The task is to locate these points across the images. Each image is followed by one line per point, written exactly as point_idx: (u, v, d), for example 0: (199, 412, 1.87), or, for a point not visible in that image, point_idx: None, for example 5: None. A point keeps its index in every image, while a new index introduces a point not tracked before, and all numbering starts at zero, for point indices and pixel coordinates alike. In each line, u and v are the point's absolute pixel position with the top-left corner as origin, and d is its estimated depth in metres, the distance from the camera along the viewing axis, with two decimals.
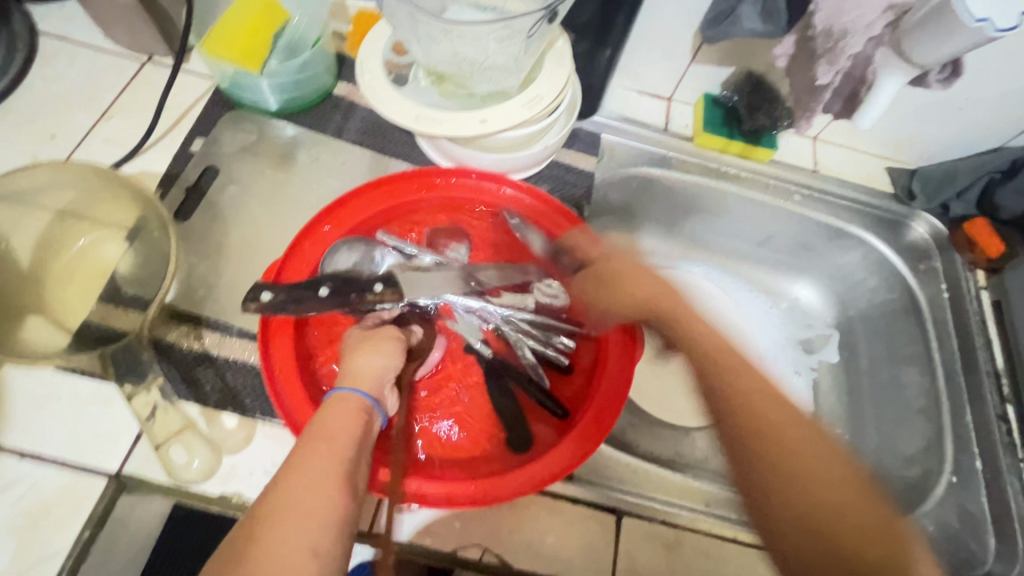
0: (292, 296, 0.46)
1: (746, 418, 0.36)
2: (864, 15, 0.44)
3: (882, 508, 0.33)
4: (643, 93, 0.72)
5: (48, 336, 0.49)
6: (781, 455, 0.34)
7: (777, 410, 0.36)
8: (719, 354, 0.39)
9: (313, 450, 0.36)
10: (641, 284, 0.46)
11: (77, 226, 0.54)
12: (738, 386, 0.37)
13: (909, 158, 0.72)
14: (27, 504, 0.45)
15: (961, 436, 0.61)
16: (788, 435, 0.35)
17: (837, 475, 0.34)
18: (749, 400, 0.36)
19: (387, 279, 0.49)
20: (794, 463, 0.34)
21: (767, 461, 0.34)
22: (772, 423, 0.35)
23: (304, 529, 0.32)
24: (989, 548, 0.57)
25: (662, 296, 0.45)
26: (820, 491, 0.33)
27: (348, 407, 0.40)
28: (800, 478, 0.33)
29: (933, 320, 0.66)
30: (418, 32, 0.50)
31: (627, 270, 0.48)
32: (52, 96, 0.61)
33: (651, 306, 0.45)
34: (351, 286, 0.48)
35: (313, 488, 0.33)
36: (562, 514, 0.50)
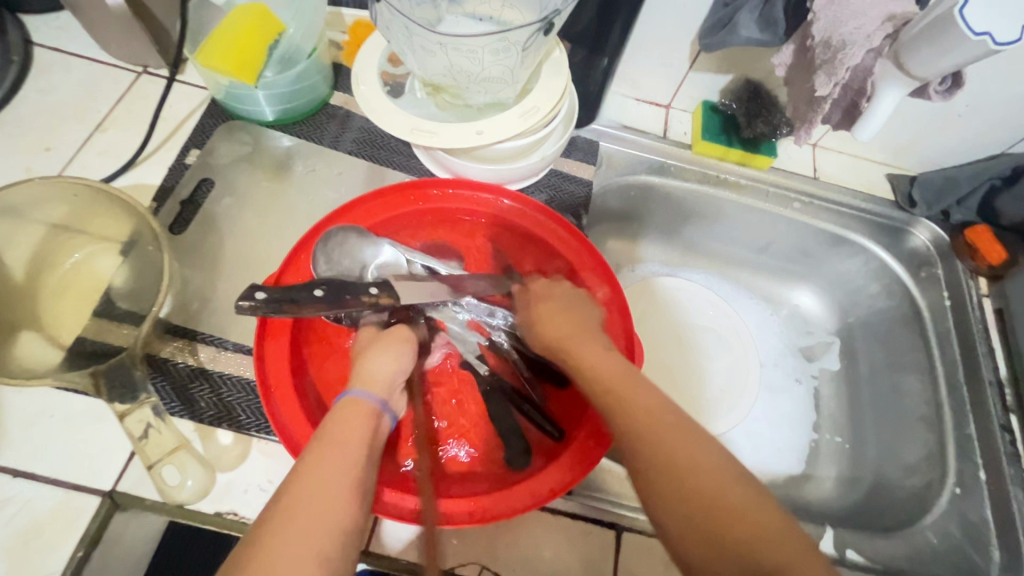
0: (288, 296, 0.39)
1: (634, 424, 0.37)
2: (864, 26, 0.44)
3: (766, 504, 0.32)
4: (641, 100, 0.72)
5: (41, 352, 0.49)
6: (669, 460, 0.34)
7: (658, 412, 0.37)
8: (602, 373, 0.41)
9: (320, 456, 0.36)
10: (555, 327, 0.48)
11: (71, 239, 0.54)
12: (625, 399, 0.39)
13: (909, 164, 0.72)
14: (20, 523, 0.44)
15: (964, 446, 0.60)
16: (669, 434, 0.36)
17: (719, 474, 0.33)
18: (627, 409, 0.38)
19: (382, 283, 0.46)
20: (680, 466, 0.34)
21: (648, 464, 0.35)
22: (649, 426, 0.36)
23: (312, 537, 0.31)
24: (993, 560, 0.55)
25: (566, 334, 0.46)
26: (700, 481, 0.33)
27: (358, 412, 0.40)
28: (685, 480, 0.34)
29: (934, 328, 0.65)
30: (412, 45, 0.49)
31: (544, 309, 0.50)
32: (47, 108, 0.61)
33: (558, 344, 0.46)
34: (347, 288, 0.43)
35: (321, 494, 0.33)
36: (561, 529, 0.49)
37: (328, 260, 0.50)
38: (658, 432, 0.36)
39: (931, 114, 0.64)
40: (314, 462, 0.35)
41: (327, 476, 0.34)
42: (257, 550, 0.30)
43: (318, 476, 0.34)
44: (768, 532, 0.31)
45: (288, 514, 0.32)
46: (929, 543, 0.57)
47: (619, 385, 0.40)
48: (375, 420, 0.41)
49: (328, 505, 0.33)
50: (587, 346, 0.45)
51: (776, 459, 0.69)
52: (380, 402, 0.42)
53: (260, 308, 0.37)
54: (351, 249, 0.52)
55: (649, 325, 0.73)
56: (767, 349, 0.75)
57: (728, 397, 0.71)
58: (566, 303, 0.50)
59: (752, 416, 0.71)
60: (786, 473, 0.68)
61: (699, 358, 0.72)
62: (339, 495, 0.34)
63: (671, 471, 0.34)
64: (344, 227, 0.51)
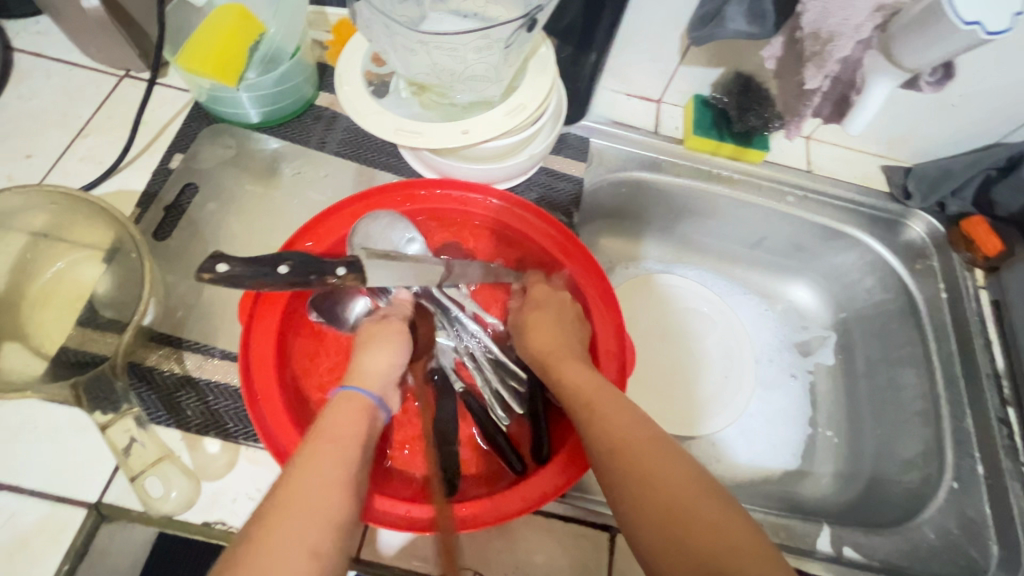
0: (252, 269, 0.35)
1: (608, 442, 0.39)
2: (851, 17, 0.43)
3: (720, 502, 0.34)
4: (632, 95, 0.71)
5: (24, 363, 0.48)
6: (636, 467, 0.37)
7: (632, 427, 0.39)
8: (582, 389, 0.43)
9: (315, 448, 0.36)
10: (542, 338, 0.49)
11: (53, 248, 0.53)
12: (603, 416, 0.40)
13: (903, 156, 0.71)
14: (4, 537, 0.43)
15: (962, 441, 0.60)
16: (644, 449, 0.37)
17: (678, 476, 0.35)
18: (604, 426, 0.40)
19: (352, 263, 0.39)
20: (645, 469, 0.36)
21: (623, 480, 0.37)
22: (624, 444, 0.38)
23: (309, 531, 0.31)
24: (991, 555, 0.55)
25: (551, 349, 0.48)
26: (671, 494, 0.35)
27: (357, 407, 0.40)
28: (649, 481, 0.36)
29: (930, 321, 0.64)
30: (395, 43, 0.48)
31: (537, 318, 0.51)
32: (27, 115, 0.60)
33: (545, 359, 0.48)
34: (312, 267, 0.37)
35: (316, 491, 0.33)
36: (555, 532, 0.49)
37: (364, 238, 0.52)
38: (631, 447, 0.38)
39: (925, 105, 0.63)
40: (309, 453, 0.35)
41: (324, 469, 0.34)
42: (262, 547, 0.30)
43: (315, 471, 0.34)
44: (738, 543, 0.32)
45: (289, 511, 0.31)
46: (927, 539, 0.56)
47: (597, 402, 0.42)
48: (371, 418, 0.40)
49: (324, 498, 0.33)
50: (575, 365, 0.46)
51: (771, 455, 0.68)
52: (377, 400, 0.41)
53: (219, 280, 0.34)
54: (386, 232, 0.53)
55: (641, 323, 0.73)
56: (763, 345, 0.74)
57: (723, 395, 0.70)
58: (561, 317, 0.51)
59: (747, 413, 0.70)
60: (782, 469, 0.68)
61: (694, 356, 0.72)
62: (333, 489, 0.34)
63: (644, 487, 0.35)
64: (395, 210, 0.54)
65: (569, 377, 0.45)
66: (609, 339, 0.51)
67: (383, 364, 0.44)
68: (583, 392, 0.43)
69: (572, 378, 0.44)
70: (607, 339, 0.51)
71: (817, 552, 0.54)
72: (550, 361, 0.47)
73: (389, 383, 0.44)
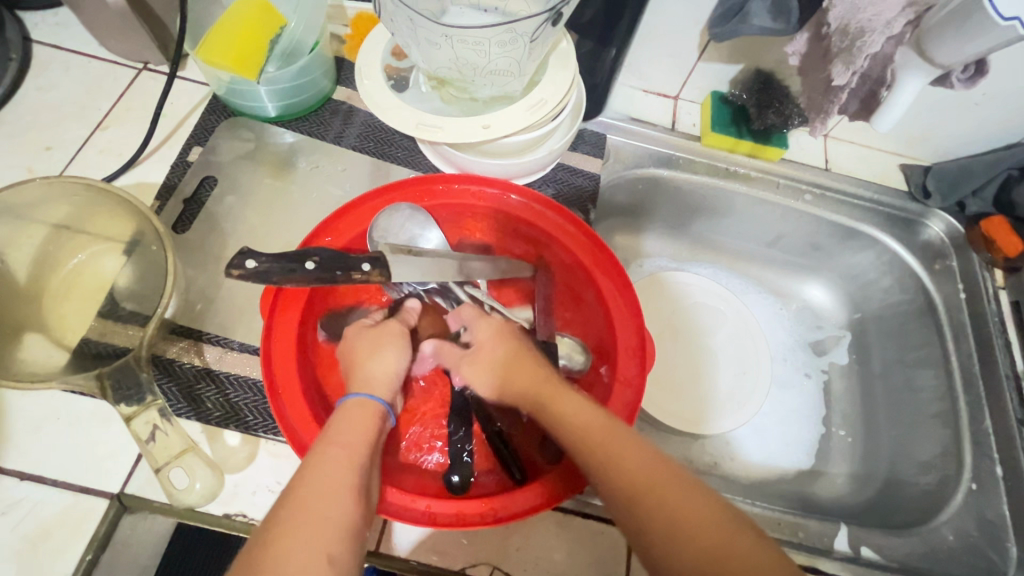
0: (281, 266, 0.38)
1: (630, 485, 0.34)
2: (882, 13, 0.43)
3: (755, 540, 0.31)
4: (649, 92, 0.71)
5: (46, 354, 0.48)
6: (661, 513, 0.33)
7: (656, 469, 0.35)
8: (589, 429, 0.38)
9: (323, 455, 0.35)
10: (524, 376, 0.44)
11: (75, 240, 0.53)
12: (615, 457, 0.36)
13: (922, 155, 0.70)
14: (27, 527, 0.44)
15: (980, 442, 0.59)
16: (674, 490, 0.34)
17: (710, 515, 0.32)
18: (624, 469, 0.35)
19: (376, 259, 0.43)
20: (672, 512, 0.33)
21: (655, 529, 0.32)
22: (650, 486, 0.34)
23: (320, 536, 0.31)
24: (1010, 557, 0.55)
25: (537, 387, 0.42)
26: (712, 541, 0.31)
27: (365, 412, 0.40)
28: (678, 526, 0.32)
29: (949, 322, 0.64)
30: (417, 37, 0.48)
31: (509, 361, 0.46)
32: (46, 107, 0.60)
33: (535, 399, 0.42)
34: (339, 263, 0.41)
35: (327, 497, 0.33)
36: (574, 529, 0.48)
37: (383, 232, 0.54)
38: (662, 491, 0.34)
39: (947, 102, 0.62)
40: (317, 460, 0.35)
41: (333, 475, 0.34)
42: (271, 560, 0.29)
43: (324, 477, 0.34)
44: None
45: (298, 522, 0.31)
46: (945, 541, 0.56)
47: (608, 443, 0.37)
48: (383, 420, 0.41)
49: (333, 503, 0.32)
50: (570, 398, 0.40)
51: (785, 455, 0.68)
52: (387, 404, 0.42)
53: (252, 276, 0.37)
54: (406, 225, 0.55)
55: (655, 320, 0.72)
56: (777, 343, 0.74)
57: (738, 395, 0.70)
58: (530, 354, 0.46)
59: (762, 412, 0.70)
60: (796, 468, 0.68)
61: (708, 354, 0.71)
62: (343, 494, 0.33)
63: (678, 540, 0.32)
64: (415, 206, 0.55)
65: (569, 414, 0.39)
66: (629, 335, 0.51)
67: (383, 368, 0.45)
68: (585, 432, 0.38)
69: (568, 416, 0.39)
70: (626, 335, 0.51)
71: (835, 552, 0.54)
72: (539, 401, 0.42)
73: (393, 386, 0.45)
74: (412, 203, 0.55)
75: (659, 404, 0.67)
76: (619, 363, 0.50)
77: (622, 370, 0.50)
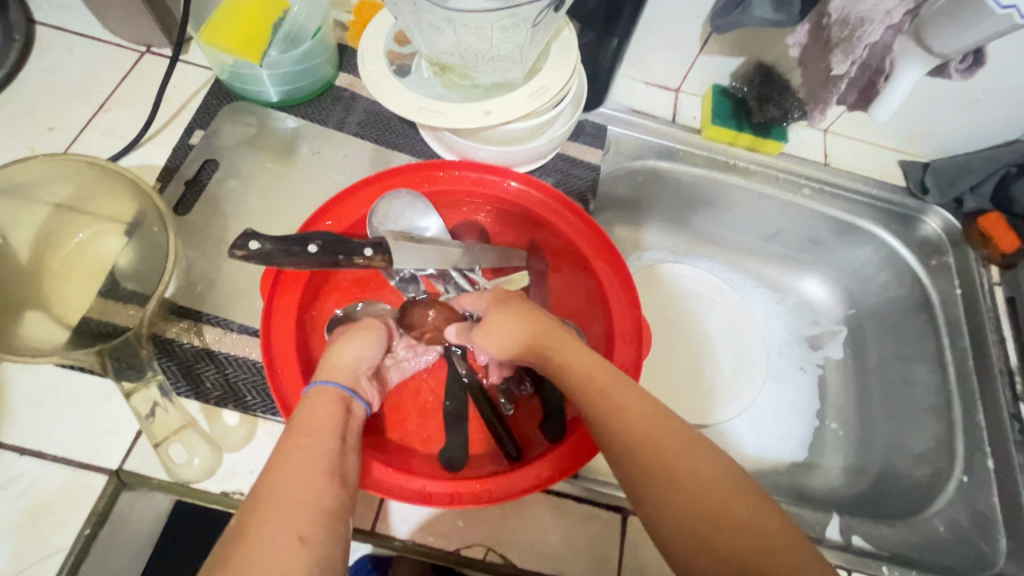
0: (283, 248, 0.38)
1: (627, 435, 0.33)
2: (882, 3, 0.43)
3: (750, 498, 0.31)
4: (651, 84, 0.71)
5: (47, 331, 0.49)
6: (661, 467, 0.32)
7: (657, 420, 0.33)
8: (591, 377, 0.36)
9: (291, 445, 0.35)
10: (536, 326, 0.41)
11: (77, 219, 0.54)
12: (617, 408, 0.34)
13: (922, 151, 0.71)
14: (27, 501, 0.44)
15: (973, 435, 0.60)
16: (668, 442, 0.32)
17: (708, 473, 0.31)
18: (625, 419, 0.34)
19: (378, 244, 0.43)
20: (671, 469, 0.31)
21: (648, 478, 0.32)
22: (645, 435, 0.33)
23: (293, 518, 0.30)
24: (1000, 548, 0.55)
25: (537, 333, 0.40)
26: (706, 493, 0.30)
27: (324, 403, 0.39)
28: (676, 482, 0.31)
29: (945, 317, 0.64)
30: (421, 22, 0.48)
31: (508, 310, 0.43)
32: (49, 88, 0.60)
33: (538, 346, 0.40)
34: (340, 246, 0.41)
35: (298, 482, 0.32)
36: (568, 512, 0.49)
37: (383, 218, 0.53)
38: (660, 443, 0.32)
39: (948, 98, 0.63)
40: (286, 450, 0.34)
41: (303, 461, 0.33)
42: (244, 546, 0.28)
43: (295, 463, 0.33)
44: (771, 541, 0.29)
45: (269, 505, 0.30)
46: (936, 532, 0.56)
47: (609, 392, 0.35)
48: (346, 407, 0.40)
49: (305, 488, 0.32)
50: (577, 348, 0.39)
51: (778, 447, 0.69)
52: (348, 390, 0.41)
53: (255, 257, 0.37)
54: (406, 211, 0.55)
55: (653, 311, 0.73)
56: (773, 336, 0.75)
57: (734, 387, 0.70)
58: (527, 306, 0.44)
59: (758, 404, 0.70)
60: (789, 460, 0.68)
61: (705, 345, 0.72)
62: (314, 478, 0.32)
63: (675, 493, 0.31)
64: (415, 192, 0.55)
65: (571, 361, 0.38)
66: (625, 321, 0.51)
67: (352, 356, 0.45)
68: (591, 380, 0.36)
69: (571, 359, 0.38)
70: (624, 323, 0.52)
71: (827, 540, 0.54)
72: (540, 348, 0.40)
73: (359, 372, 0.44)
74: (412, 190, 0.55)
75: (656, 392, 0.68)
76: (616, 349, 0.51)
77: (618, 355, 0.51)
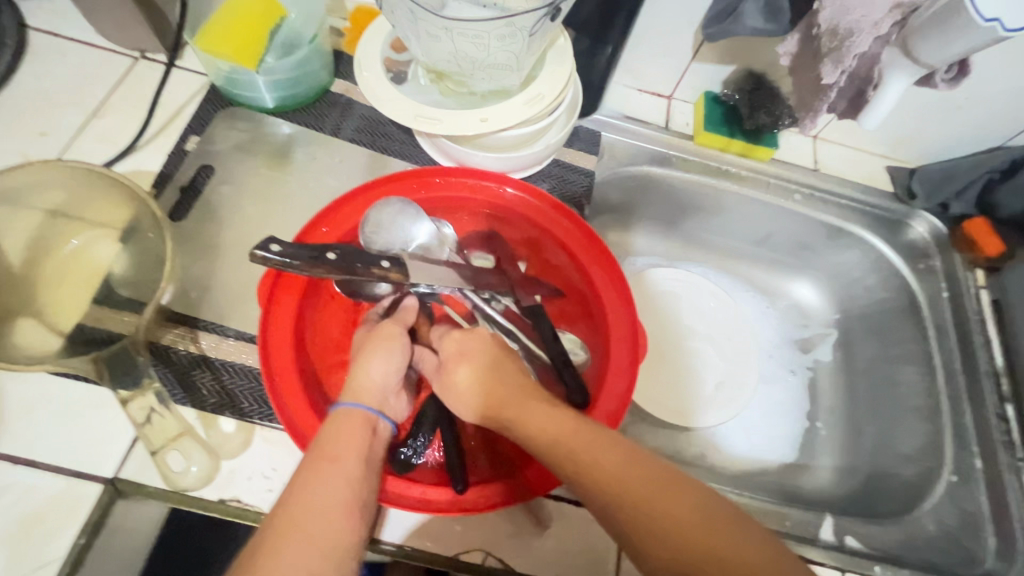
0: (303, 255, 0.39)
1: (600, 488, 0.34)
2: (869, 14, 0.45)
3: (736, 534, 0.32)
4: (643, 91, 0.72)
5: (40, 339, 0.48)
6: (641, 508, 0.33)
7: (627, 470, 0.34)
8: (557, 438, 0.36)
9: (319, 472, 0.35)
10: (493, 392, 0.41)
11: (69, 226, 0.53)
12: (591, 464, 0.35)
13: (907, 157, 0.72)
14: (19, 511, 0.44)
15: (961, 435, 0.61)
16: (650, 489, 0.33)
17: (689, 510, 0.32)
18: (598, 469, 0.34)
19: (394, 259, 0.45)
20: (651, 507, 0.33)
21: (632, 524, 0.33)
22: (624, 485, 0.34)
23: (309, 553, 0.30)
24: (987, 547, 0.56)
25: (504, 401, 0.40)
26: (687, 527, 0.32)
27: (355, 426, 0.39)
28: (662, 520, 0.32)
29: (931, 319, 0.66)
30: (417, 30, 0.49)
31: (479, 373, 0.43)
32: (41, 93, 0.60)
33: (501, 417, 0.40)
34: (358, 257, 0.42)
35: (318, 514, 0.32)
36: (566, 515, 0.49)
37: (375, 227, 0.52)
38: (641, 492, 0.33)
39: (932, 105, 0.64)
40: (313, 478, 0.34)
41: (326, 494, 0.33)
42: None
43: (319, 495, 0.33)
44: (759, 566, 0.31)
45: (288, 540, 0.31)
46: (926, 531, 0.57)
47: (576, 445, 0.36)
48: (372, 427, 0.40)
49: (324, 519, 0.32)
50: (540, 411, 0.38)
51: (769, 448, 0.69)
52: (376, 411, 0.41)
53: (274, 260, 0.37)
54: (398, 220, 0.53)
55: (643, 320, 0.73)
56: (763, 340, 0.75)
57: (728, 390, 0.71)
58: (502, 364, 0.43)
59: (750, 407, 0.71)
60: (780, 462, 0.69)
61: (697, 347, 0.72)
62: (333, 510, 0.33)
63: (660, 533, 0.32)
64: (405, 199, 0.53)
65: (530, 427, 0.38)
66: (623, 326, 0.52)
67: (376, 372, 0.44)
68: (563, 436, 0.36)
69: (539, 425, 0.37)
70: (621, 327, 0.52)
71: (820, 540, 0.55)
72: (507, 417, 0.39)
73: (386, 391, 0.44)
74: (403, 198, 0.53)
75: (656, 398, 0.68)
76: (613, 353, 0.51)
77: (614, 359, 0.51)
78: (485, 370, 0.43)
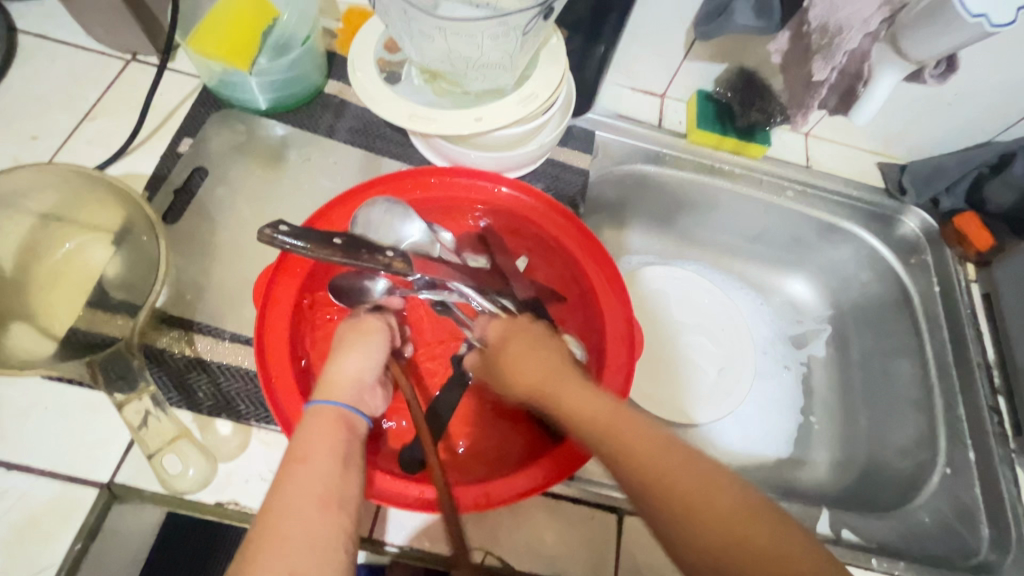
0: (311, 236, 0.38)
1: (633, 468, 0.33)
2: (859, 11, 0.45)
3: (771, 530, 0.30)
4: (636, 90, 0.72)
5: (35, 344, 0.48)
6: (674, 496, 0.32)
7: (667, 455, 0.33)
8: (596, 416, 0.37)
9: (292, 472, 0.34)
10: (527, 369, 0.42)
11: (62, 229, 0.53)
12: (627, 441, 0.34)
13: (898, 153, 0.73)
14: (15, 516, 0.43)
15: (954, 428, 0.61)
16: (685, 476, 0.32)
17: (723, 502, 0.31)
18: (633, 453, 0.34)
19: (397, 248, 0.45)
20: (685, 497, 0.32)
21: (665, 512, 0.32)
22: (657, 469, 0.33)
23: (286, 553, 0.30)
24: (982, 537, 0.57)
25: (546, 375, 0.41)
26: (719, 518, 0.31)
27: (326, 420, 0.39)
28: (695, 511, 0.31)
29: (924, 312, 0.66)
30: (411, 30, 0.49)
31: (516, 352, 0.44)
32: (33, 96, 0.59)
33: (541, 389, 0.41)
34: (363, 244, 0.42)
35: (297, 515, 0.32)
36: (564, 512, 0.49)
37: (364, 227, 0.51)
38: (674, 479, 0.32)
39: (922, 101, 0.65)
40: (285, 478, 0.34)
41: (299, 491, 0.33)
42: None
43: (294, 496, 0.33)
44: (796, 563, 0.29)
45: (267, 543, 0.30)
46: (922, 522, 0.58)
47: (614, 427, 0.36)
48: (346, 425, 0.39)
49: (300, 519, 0.32)
50: (582, 388, 0.39)
51: (764, 444, 0.70)
52: (348, 408, 0.41)
53: (282, 240, 0.37)
54: (387, 220, 0.52)
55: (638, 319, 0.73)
56: (758, 336, 0.76)
57: (723, 386, 0.71)
58: (535, 341, 0.45)
59: (746, 403, 0.71)
60: (776, 457, 0.69)
61: (692, 344, 0.72)
62: (307, 508, 0.32)
63: (694, 521, 0.31)
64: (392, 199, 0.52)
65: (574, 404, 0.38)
66: (618, 323, 0.52)
67: (350, 369, 0.44)
68: (604, 417, 0.36)
69: (578, 403, 0.38)
70: (617, 324, 0.52)
71: (817, 534, 0.55)
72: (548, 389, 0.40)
73: (360, 386, 0.44)
74: (390, 198, 0.52)
75: (654, 398, 0.69)
76: (609, 350, 0.52)
77: (611, 358, 0.51)
78: (524, 347, 0.44)
